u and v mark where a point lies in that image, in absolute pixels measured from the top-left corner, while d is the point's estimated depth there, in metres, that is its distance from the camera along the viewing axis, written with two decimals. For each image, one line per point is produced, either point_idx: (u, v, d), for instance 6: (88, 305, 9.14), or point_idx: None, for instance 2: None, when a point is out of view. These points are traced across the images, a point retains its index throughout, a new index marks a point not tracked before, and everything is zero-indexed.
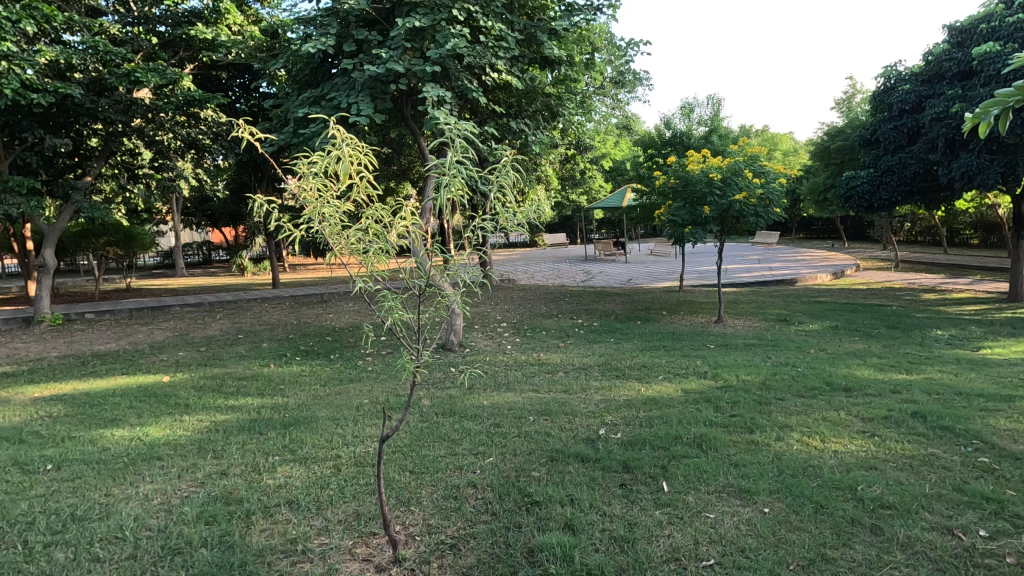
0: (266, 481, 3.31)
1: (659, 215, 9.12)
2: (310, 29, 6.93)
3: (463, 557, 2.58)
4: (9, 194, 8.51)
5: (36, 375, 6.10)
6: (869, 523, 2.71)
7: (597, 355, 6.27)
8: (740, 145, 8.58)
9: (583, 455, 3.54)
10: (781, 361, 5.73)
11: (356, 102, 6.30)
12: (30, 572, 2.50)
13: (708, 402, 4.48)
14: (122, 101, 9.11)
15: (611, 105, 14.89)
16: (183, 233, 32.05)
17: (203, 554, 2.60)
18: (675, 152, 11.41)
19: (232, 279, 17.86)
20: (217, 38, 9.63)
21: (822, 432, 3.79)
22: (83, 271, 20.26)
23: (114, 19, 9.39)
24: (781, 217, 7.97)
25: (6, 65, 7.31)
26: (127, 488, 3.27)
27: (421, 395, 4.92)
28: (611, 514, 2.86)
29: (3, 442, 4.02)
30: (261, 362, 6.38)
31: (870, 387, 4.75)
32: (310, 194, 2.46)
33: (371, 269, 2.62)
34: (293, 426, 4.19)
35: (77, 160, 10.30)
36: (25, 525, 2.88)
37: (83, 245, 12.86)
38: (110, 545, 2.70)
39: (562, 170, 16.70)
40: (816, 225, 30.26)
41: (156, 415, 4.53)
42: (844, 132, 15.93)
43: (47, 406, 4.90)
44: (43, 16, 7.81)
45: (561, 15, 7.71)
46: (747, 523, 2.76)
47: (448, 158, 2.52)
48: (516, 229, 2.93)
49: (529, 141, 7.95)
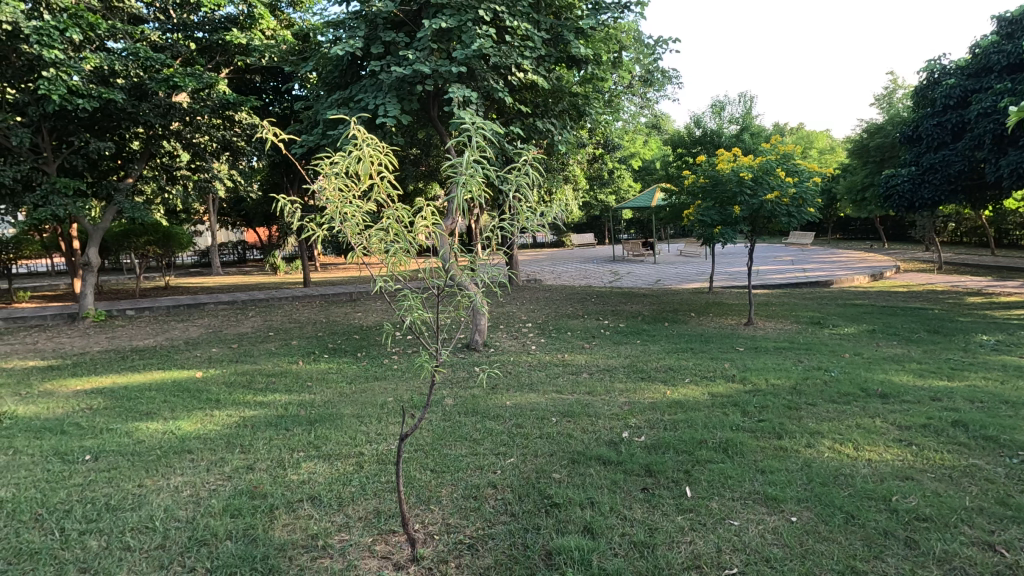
0: (290, 476, 3.36)
1: (687, 216, 8.95)
2: (339, 32, 7.04)
3: (481, 557, 2.57)
4: (57, 195, 8.93)
5: (80, 368, 6.37)
6: (904, 536, 2.60)
7: (622, 357, 6.20)
8: (773, 142, 8.35)
9: (605, 458, 3.49)
10: (812, 365, 5.55)
11: (383, 103, 6.37)
12: (65, 559, 2.59)
13: (735, 406, 4.37)
14: (161, 105, 9.42)
15: (640, 104, 14.72)
16: (219, 233, 33.19)
17: (228, 547, 2.66)
18: (705, 151, 11.18)
19: (265, 279, 17.80)
20: (251, 43, 9.87)
21: (855, 440, 3.65)
22: (126, 269, 21.05)
23: (155, 27, 9.75)
24: (815, 217, 7.73)
25: (53, 72, 7.68)
26: (159, 479, 3.38)
27: (444, 394, 4.94)
28: (631, 519, 2.82)
29: (47, 432, 4.20)
30: (289, 359, 6.51)
31: (908, 394, 4.56)
32: (333, 193, 2.49)
33: (392, 269, 2.63)
34: (319, 423, 4.25)
35: (120, 162, 10.70)
36: (63, 513, 3.00)
37: (126, 244, 13.39)
38: (140, 535, 2.78)
39: (590, 169, 16.57)
40: (854, 225, 29.35)
41: (188, 410, 4.66)
42: (885, 128, 15.38)
43: (88, 398, 5.11)
44: (88, 24, 8.17)
45: (587, 14, 7.66)
46: (773, 532, 2.67)
47: (466, 157, 2.47)
48: (538, 230, 2.88)
49: (556, 140, 7.91)
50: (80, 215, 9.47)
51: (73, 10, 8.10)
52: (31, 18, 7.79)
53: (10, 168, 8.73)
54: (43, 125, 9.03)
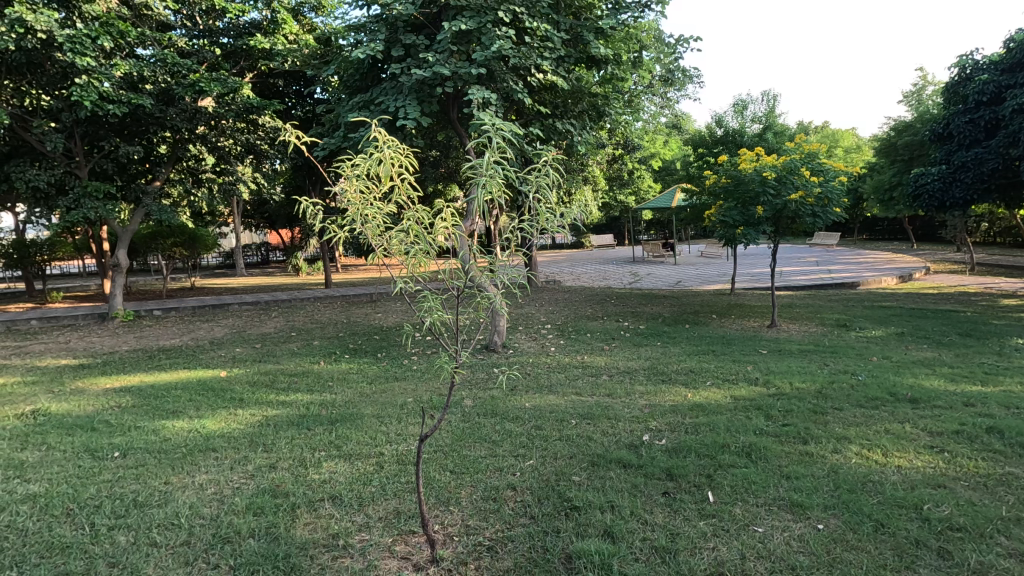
0: (312, 476, 3.40)
1: (708, 216, 8.82)
2: (361, 35, 7.10)
3: (500, 560, 2.56)
4: (88, 198, 9.20)
5: (109, 367, 6.51)
6: (936, 546, 2.52)
7: (643, 359, 6.13)
8: (798, 141, 8.19)
9: (626, 461, 3.45)
10: (839, 369, 5.42)
11: (403, 106, 6.43)
12: (95, 554, 2.65)
13: (758, 410, 4.29)
14: (187, 110, 9.61)
15: (660, 104, 14.56)
16: (243, 235, 33.97)
17: (250, 545, 2.69)
18: (727, 151, 11.00)
19: (287, 279, 18.53)
20: (274, 47, 10.00)
21: (884, 446, 3.55)
22: (153, 270, 21.61)
23: (182, 33, 9.97)
24: (841, 217, 7.55)
25: (86, 79, 7.92)
26: (184, 477, 3.44)
27: (464, 395, 4.96)
28: (653, 523, 2.78)
29: (78, 430, 4.30)
30: (311, 359, 6.59)
31: (939, 399, 4.43)
32: (354, 196, 2.50)
33: (412, 271, 2.64)
34: (340, 423, 4.29)
35: (148, 165, 10.96)
36: (93, 508, 3.07)
37: (154, 246, 13.73)
38: (166, 531, 2.84)
39: (610, 170, 16.48)
40: (881, 225, 28.69)
41: (213, 408, 4.74)
42: (914, 126, 14.97)
43: (117, 397, 5.23)
44: (119, 32, 8.39)
45: (607, 13, 7.61)
46: (799, 539, 2.61)
47: (485, 158, 2.47)
48: (558, 231, 2.87)
49: (575, 141, 7.90)
50: (110, 217, 9.73)
51: (104, 19, 8.34)
52: (64, 27, 8.03)
53: (45, 173, 9.02)
54: (75, 131, 9.30)
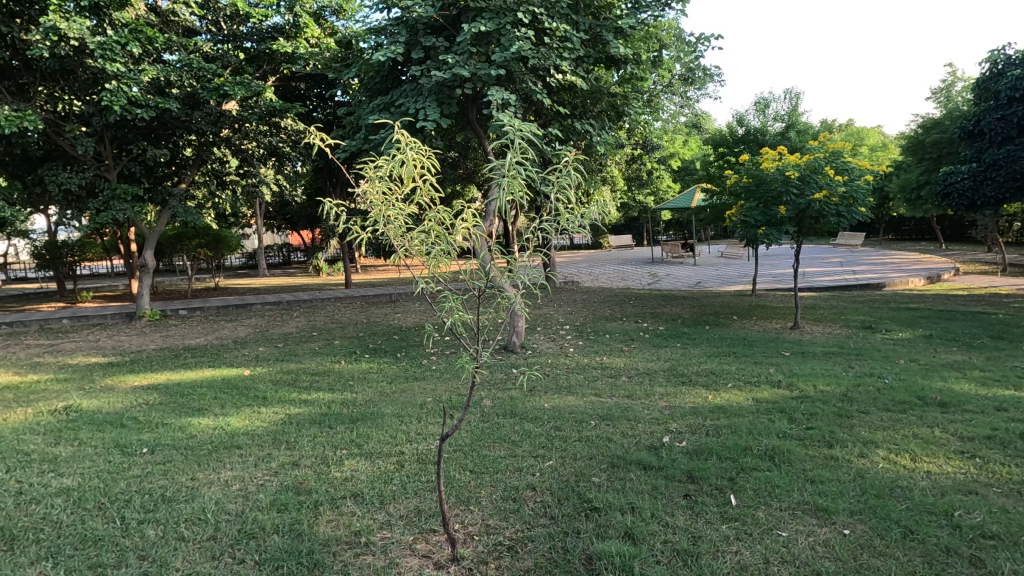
0: (334, 473, 3.44)
1: (729, 216, 8.72)
2: (381, 38, 7.16)
3: (521, 560, 2.57)
4: (117, 201, 9.45)
5: (137, 365, 6.67)
6: (968, 554, 2.46)
7: (663, 360, 6.08)
8: (822, 140, 8.06)
9: (646, 463, 3.44)
10: (865, 372, 5.32)
11: (423, 108, 6.50)
12: (125, 547, 2.73)
13: (781, 412, 4.23)
14: (212, 113, 9.80)
15: (679, 103, 14.41)
16: (265, 236, 34.62)
17: (275, 541, 2.73)
18: (748, 150, 10.85)
19: (309, 279, 18.92)
20: (297, 51, 10.15)
21: (912, 450, 3.48)
22: (179, 270, 22.12)
23: (207, 38, 10.18)
24: (867, 217, 7.41)
25: (115, 84, 8.12)
26: (210, 473, 3.51)
27: (483, 395, 4.98)
28: (674, 525, 2.76)
29: (108, 426, 4.42)
30: (332, 358, 6.67)
31: (970, 403, 4.31)
32: (376, 197, 2.54)
33: (433, 271, 2.66)
34: (361, 422, 4.33)
35: (174, 168, 11.20)
36: (123, 502, 3.15)
37: (180, 246, 14.04)
38: (193, 526, 2.90)
39: (629, 170, 16.39)
40: (908, 225, 28.09)
41: (237, 407, 4.82)
42: (942, 123, 14.59)
43: (145, 394, 5.36)
44: (147, 38, 8.60)
45: (627, 12, 7.56)
46: (825, 544, 2.57)
47: (508, 158, 2.48)
48: (578, 231, 2.87)
49: (595, 141, 7.92)
50: (138, 219, 9.97)
51: (134, 25, 8.55)
52: (96, 33, 8.25)
53: (76, 175, 9.28)
54: (105, 135, 9.56)
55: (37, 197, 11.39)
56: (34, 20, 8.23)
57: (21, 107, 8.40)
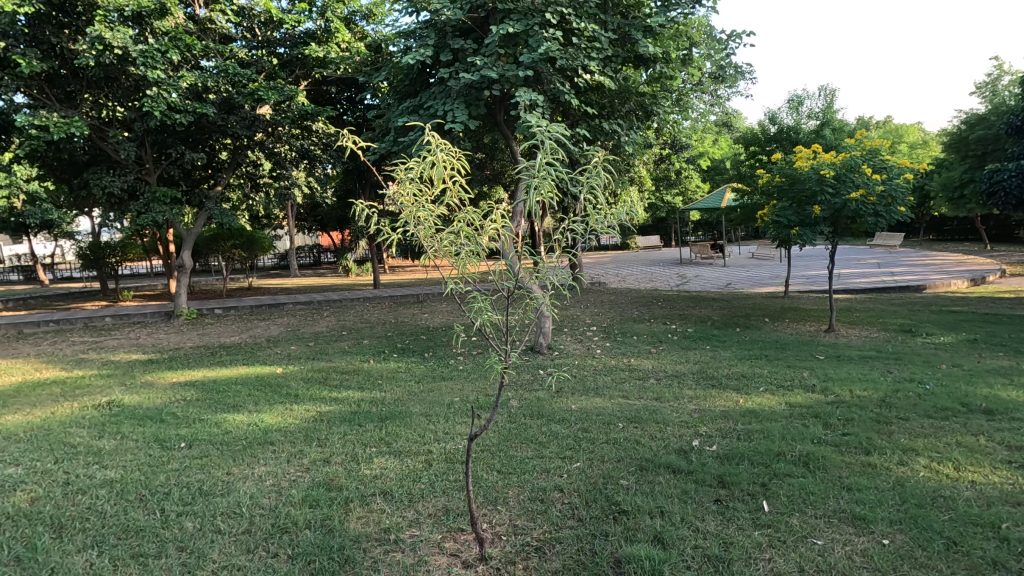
0: (364, 471, 3.49)
1: (760, 216, 8.53)
2: (410, 41, 7.24)
3: (549, 561, 2.56)
4: (157, 204, 9.79)
5: (175, 362, 6.89)
6: (1017, 568, 2.36)
7: (691, 363, 5.99)
8: (859, 137, 7.82)
9: (675, 466, 3.39)
10: (904, 377, 5.14)
11: (452, 109, 6.56)
12: (165, 537, 2.82)
13: (816, 417, 4.12)
14: (247, 118, 10.07)
15: (709, 102, 14.16)
16: (296, 237, 35.43)
17: (307, 536, 2.79)
18: (781, 149, 10.58)
19: (339, 279, 19.33)
20: (328, 56, 10.34)
21: (956, 459, 3.35)
22: (215, 270, 22.78)
23: (242, 44, 10.40)
24: (907, 217, 7.17)
25: (156, 91, 8.42)
26: (244, 468, 3.60)
27: (510, 395, 4.99)
28: (705, 531, 2.72)
29: (148, 420, 4.58)
30: (362, 357, 6.78)
31: (1018, 411, 4.12)
32: (406, 198, 2.56)
33: (462, 271, 2.67)
34: (389, 420, 4.40)
35: (210, 171, 11.52)
36: (163, 494, 3.26)
37: (216, 247, 14.46)
38: (229, 519, 2.98)
39: (657, 169, 16.19)
40: (950, 225, 27.10)
41: (270, 403, 4.94)
42: (988, 119, 13.97)
43: (182, 390, 5.53)
44: (186, 45, 8.89)
45: (656, 11, 7.46)
46: (862, 554, 2.50)
47: (538, 159, 2.49)
48: (606, 232, 2.85)
49: (623, 141, 7.88)
50: (176, 221, 10.31)
51: (173, 33, 8.85)
52: (138, 42, 8.57)
53: (118, 179, 9.65)
54: (146, 140, 9.91)
55: (83, 200, 11.87)
56: (82, 30, 8.58)
57: (69, 114, 8.77)
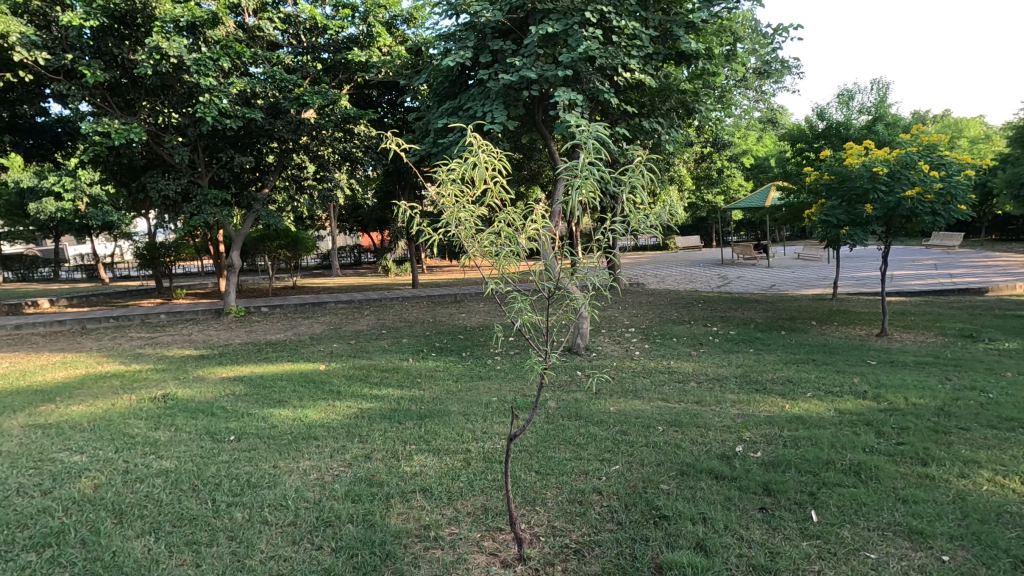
0: (404, 468, 3.55)
1: (807, 215, 8.23)
2: (450, 43, 7.30)
3: (588, 564, 2.54)
4: (209, 206, 10.21)
5: (224, 358, 7.15)
6: None
7: (733, 366, 5.84)
8: (915, 132, 7.46)
9: (718, 472, 3.31)
10: (964, 384, 4.87)
11: (490, 110, 6.60)
12: (216, 527, 2.93)
13: (867, 425, 3.95)
14: (293, 121, 10.37)
15: (753, 99, 13.76)
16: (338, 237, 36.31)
17: (350, 530, 2.85)
18: (829, 146, 10.18)
19: (378, 279, 19.62)
20: (370, 60, 10.56)
21: (1022, 472, 3.16)
22: (262, 269, 23.56)
23: (288, 51, 10.77)
24: (967, 215, 6.80)
25: (208, 97, 8.78)
26: (290, 462, 3.71)
27: (548, 396, 4.98)
28: (749, 539, 2.65)
29: (200, 413, 4.77)
30: (401, 356, 6.89)
31: None
32: (448, 199, 2.59)
33: (502, 272, 2.69)
34: (428, 418, 4.45)
35: (258, 173, 11.92)
36: (215, 485, 3.39)
37: (262, 247, 14.95)
38: (276, 511, 3.08)
39: (698, 168, 15.84)
40: (1015, 226, 25.57)
41: (313, 400, 5.08)
42: None
43: (231, 385, 5.74)
44: (236, 53, 9.26)
45: (698, 6, 7.30)
46: (919, 570, 2.39)
47: (579, 160, 2.48)
48: (647, 232, 2.81)
49: (663, 139, 7.78)
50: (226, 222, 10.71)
51: (224, 42, 9.22)
52: (192, 51, 8.98)
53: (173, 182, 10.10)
54: (199, 144, 10.34)
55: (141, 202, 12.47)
56: (140, 41, 9.02)
57: (129, 120, 9.24)
